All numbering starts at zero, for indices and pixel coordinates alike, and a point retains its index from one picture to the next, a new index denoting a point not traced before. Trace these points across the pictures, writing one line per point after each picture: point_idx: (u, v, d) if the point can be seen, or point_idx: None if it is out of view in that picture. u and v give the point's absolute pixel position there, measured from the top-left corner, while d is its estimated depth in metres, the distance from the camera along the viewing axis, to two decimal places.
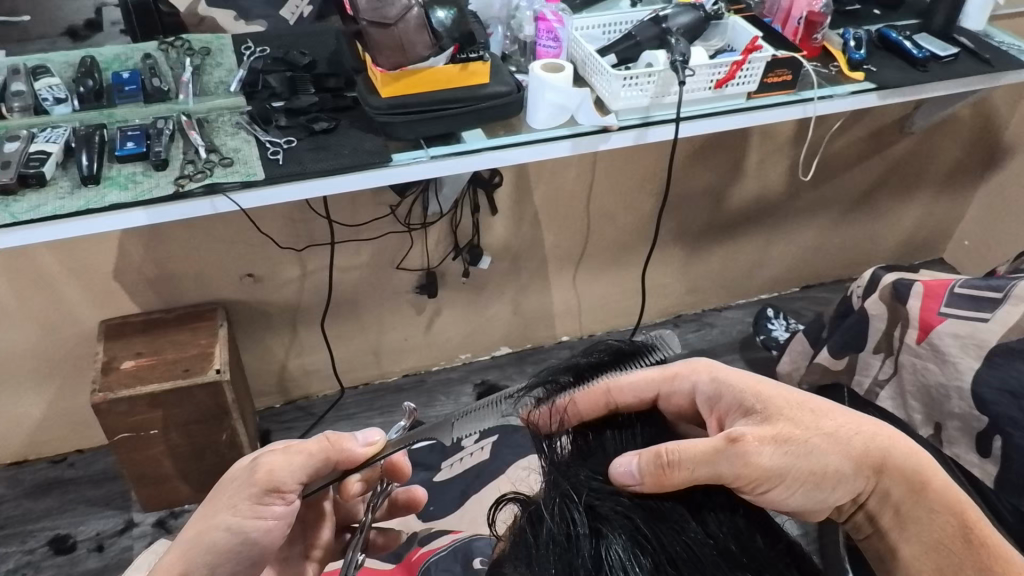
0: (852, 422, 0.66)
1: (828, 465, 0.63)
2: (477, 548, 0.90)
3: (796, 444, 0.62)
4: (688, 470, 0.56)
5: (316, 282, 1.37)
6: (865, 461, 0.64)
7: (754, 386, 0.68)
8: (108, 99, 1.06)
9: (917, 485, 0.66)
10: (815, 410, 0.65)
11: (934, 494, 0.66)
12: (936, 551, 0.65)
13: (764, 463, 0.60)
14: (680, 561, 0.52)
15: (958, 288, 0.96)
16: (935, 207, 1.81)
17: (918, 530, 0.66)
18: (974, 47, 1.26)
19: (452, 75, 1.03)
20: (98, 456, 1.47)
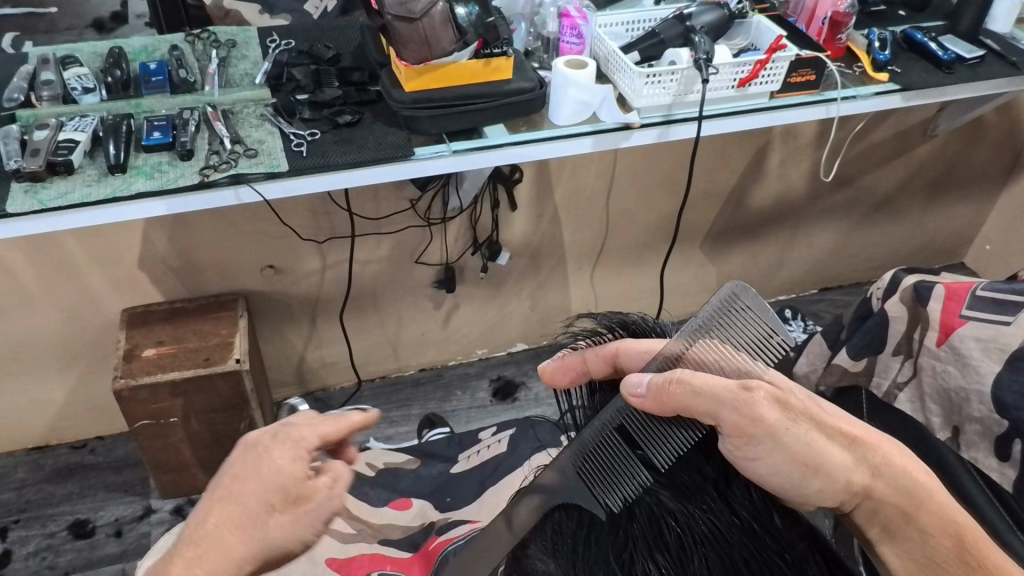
0: (850, 421, 0.62)
1: (827, 456, 0.58)
2: None
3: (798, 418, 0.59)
4: (691, 390, 0.58)
5: (336, 275, 1.38)
6: (862, 459, 0.60)
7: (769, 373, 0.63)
8: (136, 90, 1.06)
9: (912, 499, 0.60)
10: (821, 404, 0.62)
11: (933, 509, 0.60)
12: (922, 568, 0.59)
13: (764, 419, 0.58)
14: (707, 539, 0.59)
15: (980, 291, 0.96)
16: (958, 211, 1.79)
17: (909, 549, 0.60)
18: (1001, 50, 1.26)
19: (475, 70, 1.04)
20: (119, 443, 1.49)
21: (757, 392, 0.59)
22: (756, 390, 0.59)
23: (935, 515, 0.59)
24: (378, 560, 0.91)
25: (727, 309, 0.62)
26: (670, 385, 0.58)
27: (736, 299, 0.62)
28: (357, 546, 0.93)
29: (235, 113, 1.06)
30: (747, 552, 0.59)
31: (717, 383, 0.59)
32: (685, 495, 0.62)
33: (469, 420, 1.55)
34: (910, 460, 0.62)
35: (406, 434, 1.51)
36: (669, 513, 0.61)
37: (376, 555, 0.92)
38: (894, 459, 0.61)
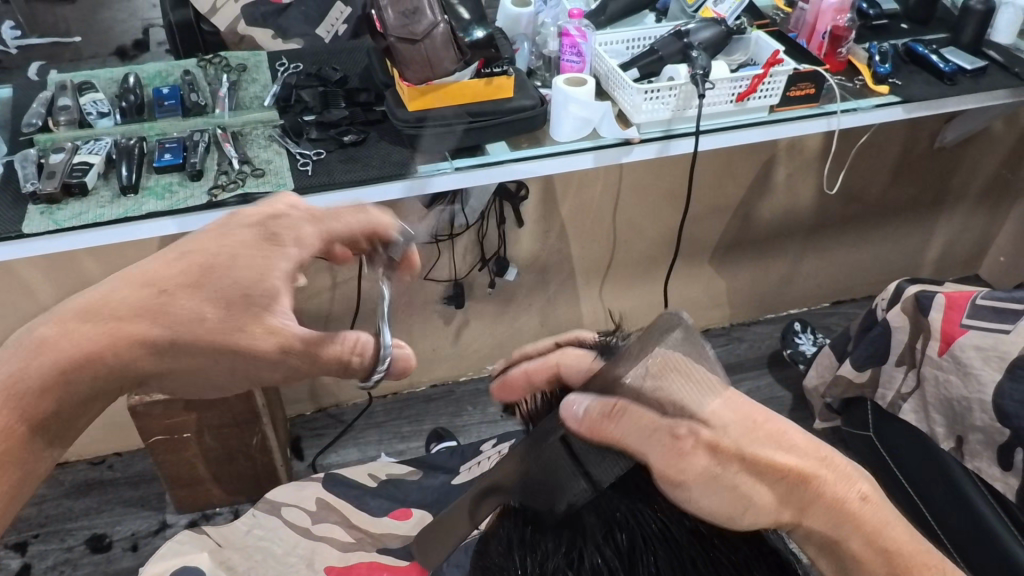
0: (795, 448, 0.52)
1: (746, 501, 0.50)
2: None
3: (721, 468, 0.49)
4: (619, 431, 0.49)
5: (346, 291, 1.41)
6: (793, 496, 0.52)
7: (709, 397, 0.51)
8: (149, 113, 1.10)
9: (841, 526, 0.54)
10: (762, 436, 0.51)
11: (863, 534, 0.54)
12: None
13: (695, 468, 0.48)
14: (653, 539, 0.55)
15: (980, 300, 0.94)
16: (971, 223, 1.78)
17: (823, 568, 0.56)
18: (1004, 61, 1.26)
19: (478, 90, 1.06)
20: (136, 459, 1.52)
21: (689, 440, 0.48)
22: (688, 438, 0.48)
23: (865, 539, 0.54)
24: (376, 567, 0.92)
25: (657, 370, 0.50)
26: (606, 419, 0.50)
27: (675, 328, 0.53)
28: (357, 554, 0.96)
29: (245, 134, 1.10)
30: (698, 554, 0.55)
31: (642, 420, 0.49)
32: (633, 496, 0.55)
33: (479, 435, 1.55)
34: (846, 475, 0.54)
35: (417, 449, 1.52)
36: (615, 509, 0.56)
37: (374, 562, 0.93)
38: (830, 485, 0.53)
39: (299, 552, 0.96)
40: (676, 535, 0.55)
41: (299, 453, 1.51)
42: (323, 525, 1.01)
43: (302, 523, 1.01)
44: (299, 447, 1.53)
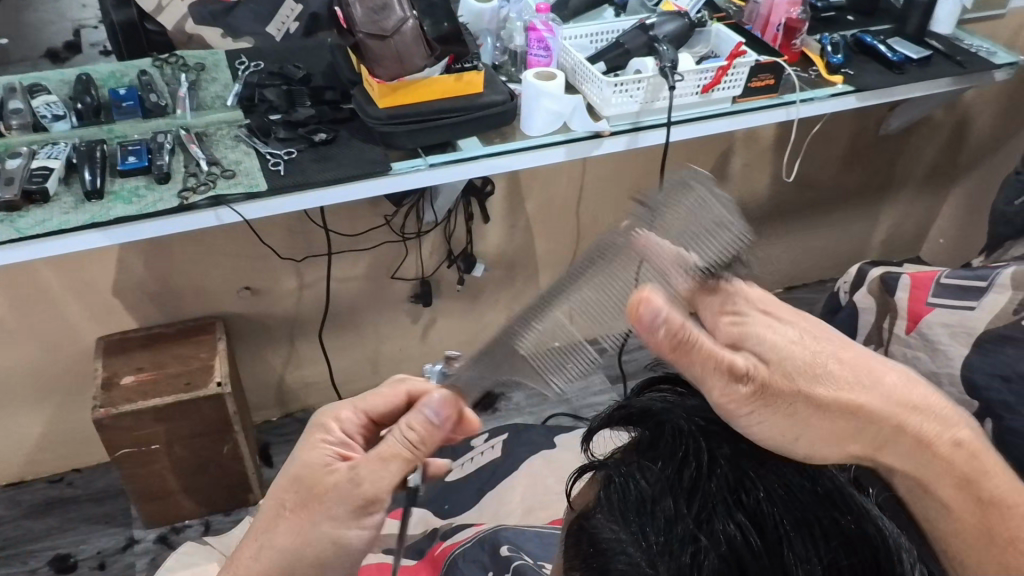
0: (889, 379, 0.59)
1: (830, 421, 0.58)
2: (503, 537, 0.96)
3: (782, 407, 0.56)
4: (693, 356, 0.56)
5: (314, 293, 1.39)
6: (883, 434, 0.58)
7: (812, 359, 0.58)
8: (107, 115, 1.07)
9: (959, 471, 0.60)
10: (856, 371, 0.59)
11: (987, 486, 0.59)
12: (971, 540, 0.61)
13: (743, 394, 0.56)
14: (777, 496, 0.55)
15: (945, 280, 1.01)
16: (912, 208, 1.86)
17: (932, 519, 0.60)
18: (946, 50, 1.31)
19: (448, 86, 1.06)
20: (97, 475, 1.47)
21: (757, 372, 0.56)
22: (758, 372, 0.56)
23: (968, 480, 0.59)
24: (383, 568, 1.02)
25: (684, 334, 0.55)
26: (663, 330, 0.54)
27: (732, 223, 0.53)
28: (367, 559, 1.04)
29: (209, 135, 1.07)
30: (819, 510, 0.54)
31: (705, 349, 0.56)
32: (752, 456, 0.57)
33: None
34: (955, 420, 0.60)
35: None
36: (745, 476, 0.56)
37: (382, 564, 1.03)
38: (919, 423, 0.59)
39: None
40: (798, 494, 0.55)
41: (268, 459, 1.49)
42: None
43: None
44: (268, 453, 1.50)
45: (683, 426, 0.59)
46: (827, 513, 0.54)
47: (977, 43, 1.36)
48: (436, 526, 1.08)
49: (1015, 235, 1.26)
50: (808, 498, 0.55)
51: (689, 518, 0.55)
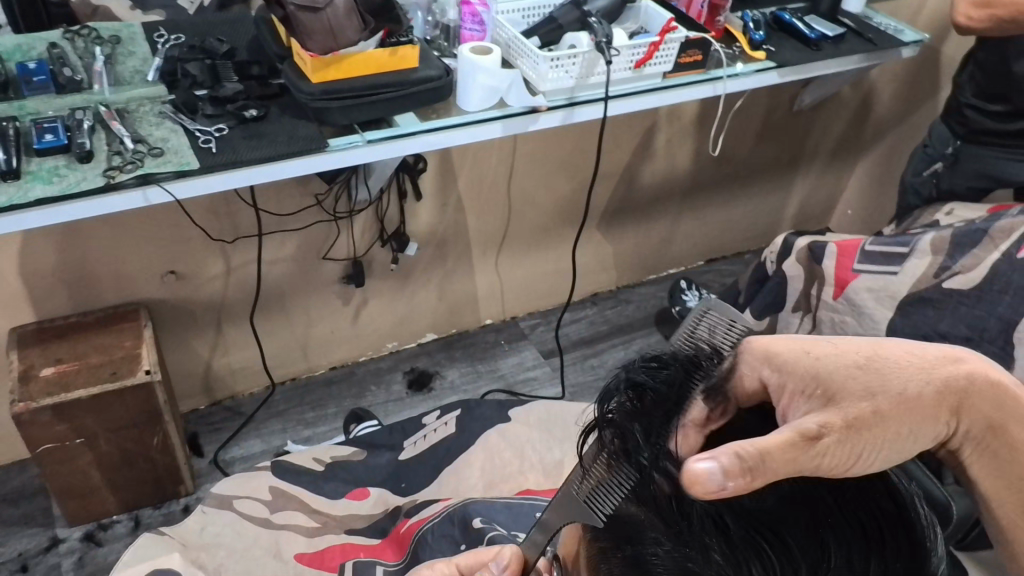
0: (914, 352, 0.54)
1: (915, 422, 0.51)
2: (472, 511, 1.01)
3: (868, 422, 0.49)
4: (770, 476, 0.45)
5: (243, 276, 1.35)
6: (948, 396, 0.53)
7: (869, 358, 0.53)
8: (16, 91, 1.00)
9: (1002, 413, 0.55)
10: (881, 370, 0.52)
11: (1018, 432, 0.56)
12: (1008, 483, 0.58)
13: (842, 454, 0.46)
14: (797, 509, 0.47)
15: (868, 247, 1.06)
16: (822, 181, 1.94)
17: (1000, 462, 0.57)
18: (857, 28, 1.37)
19: (381, 60, 1.04)
20: (11, 474, 1.39)
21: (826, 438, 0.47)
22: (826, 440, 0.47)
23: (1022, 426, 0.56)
24: (350, 550, 1.02)
25: (729, 455, 0.45)
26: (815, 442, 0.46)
27: None
28: (325, 539, 1.03)
29: (131, 112, 1.02)
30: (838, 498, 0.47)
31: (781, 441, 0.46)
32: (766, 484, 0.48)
33: (386, 413, 1.54)
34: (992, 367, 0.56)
35: (326, 433, 1.49)
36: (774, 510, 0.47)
37: (346, 545, 1.03)
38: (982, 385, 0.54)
39: (262, 545, 1.01)
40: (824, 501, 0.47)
41: (198, 449, 1.44)
42: (282, 513, 1.05)
43: (260, 513, 1.04)
44: (197, 443, 1.45)
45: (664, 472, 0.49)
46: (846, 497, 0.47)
47: (884, 21, 1.43)
48: (398, 505, 1.11)
49: (924, 203, 1.33)
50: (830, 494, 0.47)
51: (675, 481, 0.49)
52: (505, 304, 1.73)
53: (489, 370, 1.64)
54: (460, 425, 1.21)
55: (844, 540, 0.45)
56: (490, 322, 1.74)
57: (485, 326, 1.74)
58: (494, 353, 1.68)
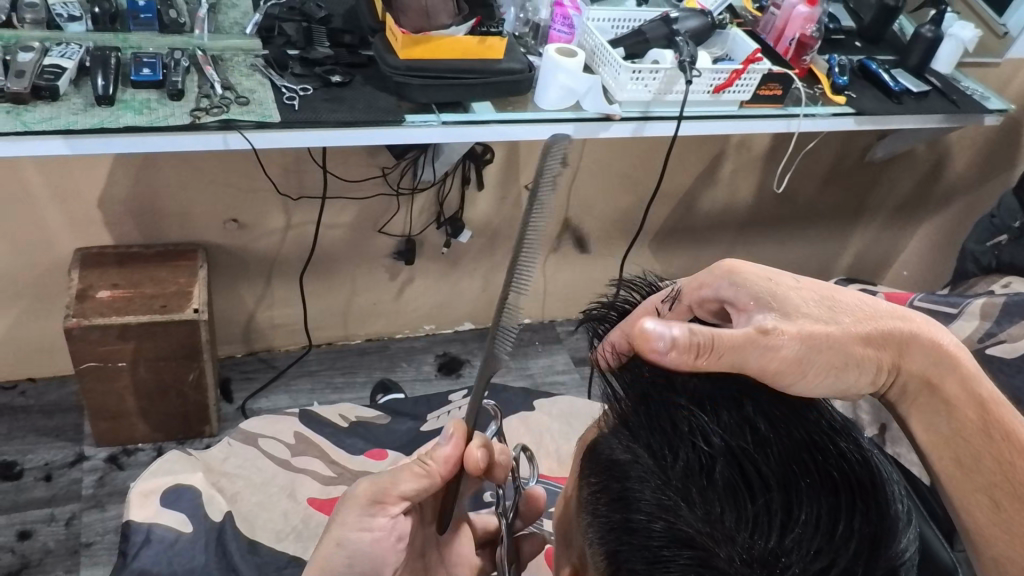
0: (868, 307, 0.63)
1: (854, 353, 0.60)
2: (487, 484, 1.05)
3: (820, 338, 0.59)
4: (715, 359, 0.54)
5: (299, 234, 1.39)
6: (890, 340, 0.62)
7: (829, 296, 0.63)
8: (122, 25, 1.05)
9: (939, 368, 0.62)
10: (837, 305, 0.63)
11: (950, 388, 0.62)
12: (948, 441, 0.62)
13: (788, 354, 0.57)
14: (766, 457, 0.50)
15: (917, 302, 1.06)
16: (881, 237, 1.92)
17: (934, 422, 0.63)
18: (943, 88, 1.36)
19: (469, 47, 1.06)
20: (51, 387, 1.44)
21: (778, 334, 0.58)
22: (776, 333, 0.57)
23: (960, 383, 0.62)
24: None
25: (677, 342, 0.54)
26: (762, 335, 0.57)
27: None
28: (339, 488, 1.08)
29: (225, 60, 1.06)
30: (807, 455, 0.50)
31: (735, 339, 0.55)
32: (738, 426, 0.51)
33: (413, 390, 1.57)
34: (938, 330, 0.65)
35: (352, 400, 1.52)
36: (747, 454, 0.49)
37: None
38: (921, 337, 0.63)
39: (279, 482, 1.07)
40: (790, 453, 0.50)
41: (228, 394, 1.49)
42: (302, 458, 1.11)
43: (282, 454, 1.10)
44: (227, 388, 1.50)
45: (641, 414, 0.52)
46: (813, 455, 0.50)
47: (971, 86, 1.42)
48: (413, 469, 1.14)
49: (981, 272, 1.31)
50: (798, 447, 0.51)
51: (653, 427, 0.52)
52: (545, 305, 1.75)
53: (519, 367, 1.66)
54: (483, 410, 1.23)
55: (817, 496, 0.48)
56: (528, 321, 1.76)
57: (521, 324, 1.76)
58: (527, 351, 1.70)
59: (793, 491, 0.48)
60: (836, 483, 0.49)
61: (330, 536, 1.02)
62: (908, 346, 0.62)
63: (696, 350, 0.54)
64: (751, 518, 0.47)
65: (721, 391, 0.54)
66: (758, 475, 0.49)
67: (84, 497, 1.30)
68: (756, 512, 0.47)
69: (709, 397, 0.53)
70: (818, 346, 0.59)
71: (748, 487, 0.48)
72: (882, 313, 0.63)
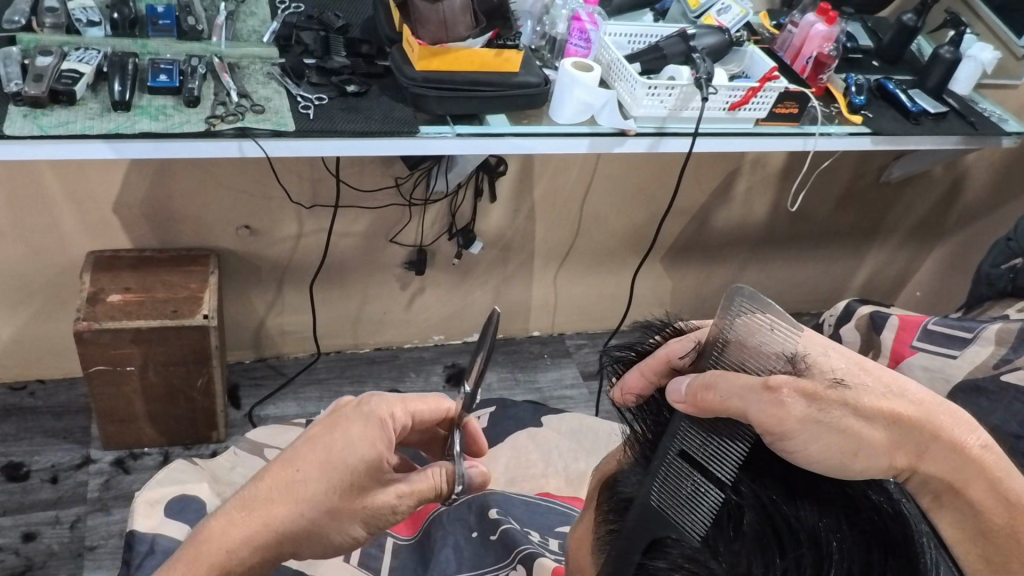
0: (897, 395, 0.56)
1: (864, 436, 0.53)
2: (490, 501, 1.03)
3: (825, 412, 0.53)
4: (720, 397, 0.54)
5: (312, 243, 1.39)
6: (909, 434, 0.54)
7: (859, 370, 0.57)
8: (141, 30, 1.06)
9: (964, 469, 0.55)
10: (868, 376, 0.57)
11: (973, 493, 0.55)
12: (972, 537, 0.56)
13: (793, 415, 0.52)
14: (793, 518, 0.54)
15: (931, 326, 1.04)
16: (896, 257, 1.91)
17: (960, 521, 0.56)
18: (961, 110, 1.35)
19: (486, 59, 1.06)
20: (60, 389, 1.45)
21: (786, 390, 0.52)
22: (784, 387, 0.52)
23: (987, 487, 0.55)
24: None
25: (697, 377, 0.56)
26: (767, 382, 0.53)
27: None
28: None
29: (242, 67, 1.07)
30: (844, 508, 0.54)
31: (747, 379, 0.53)
32: (762, 484, 0.56)
33: None
34: (966, 424, 0.57)
35: None
36: (776, 514, 0.55)
37: None
38: (947, 430, 0.56)
39: None
40: (820, 509, 0.54)
41: (236, 400, 1.48)
42: None
43: None
44: (235, 394, 1.50)
45: (673, 465, 0.59)
46: (848, 510, 0.54)
47: (989, 107, 1.41)
48: None
49: (996, 296, 1.30)
50: (834, 507, 0.54)
51: (679, 479, 0.59)
52: (556, 319, 1.74)
53: (527, 381, 1.65)
54: (492, 424, 1.23)
55: (849, 550, 0.52)
56: (537, 333, 1.75)
57: (531, 337, 1.75)
58: (536, 364, 1.69)
59: (823, 546, 0.53)
60: (869, 537, 0.53)
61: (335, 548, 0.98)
62: (931, 445, 0.54)
63: (704, 385, 0.55)
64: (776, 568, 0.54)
65: (737, 453, 0.57)
66: (787, 528, 0.54)
67: (89, 500, 1.30)
68: (784, 565, 0.54)
69: (732, 457, 0.57)
70: (826, 423, 0.52)
71: (772, 540, 0.55)
72: (904, 399, 0.56)
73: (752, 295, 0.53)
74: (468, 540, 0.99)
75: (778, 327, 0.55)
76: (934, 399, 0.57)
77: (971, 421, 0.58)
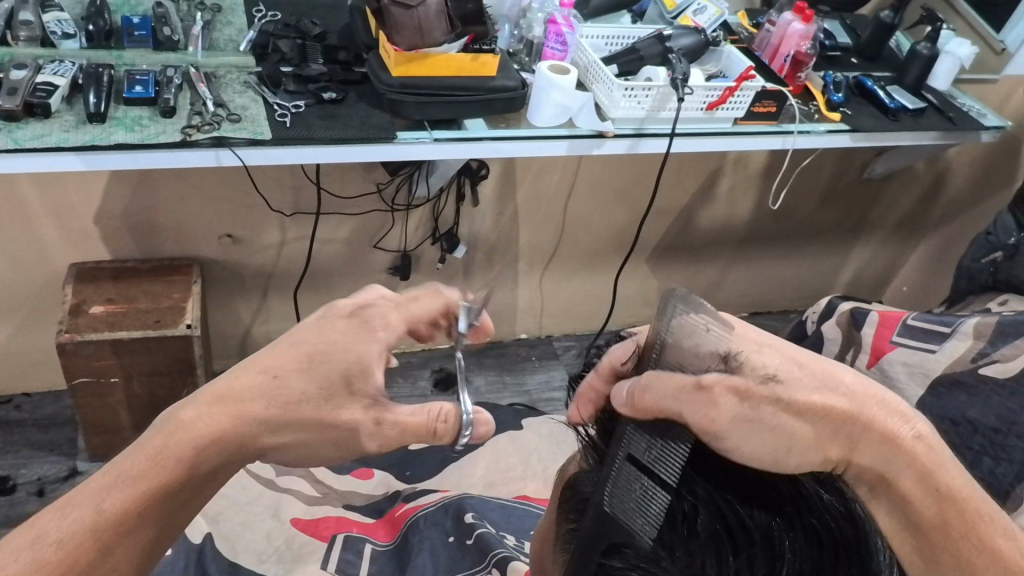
0: (830, 387, 0.56)
1: (796, 430, 0.53)
2: (466, 505, 1.05)
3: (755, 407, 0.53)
4: (656, 399, 0.52)
5: (295, 250, 1.39)
6: (839, 428, 0.55)
7: (795, 361, 0.58)
8: (117, 41, 1.06)
9: (896, 461, 0.55)
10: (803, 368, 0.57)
11: (902, 486, 0.55)
12: (907, 531, 0.56)
13: (724, 415, 0.52)
14: (743, 520, 0.53)
15: (911, 321, 1.05)
16: (881, 253, 1.92)
17: (894, 513, 0.56)
18: (940, 105, 1.36)
19: (463, 64, 1.06)
20: (46, 401, 1.44)
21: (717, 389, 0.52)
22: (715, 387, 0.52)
23: (918, 479, 0.55)
24: (344, 522, 1.07)
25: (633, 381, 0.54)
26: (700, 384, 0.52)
27: None
28: (323, 509, 1.09)
29: (218, 77, 1.07)
30: (795, 511, 0.53)
31: (679, 380, 0.52)
32: (711, 489, 0.54)
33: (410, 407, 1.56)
34: (900, 416, 0.57)
35: None
36: (726, 517, 0.53)
37: (342, 518, 1.08)
38: (879, 421, 0.56)
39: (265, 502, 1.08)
40: (769, 510, 0.53)
41: None
42: (286, 478, 1.13)
43: (267, 474, 1.12)
44: None
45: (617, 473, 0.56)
46: (799, 511, 0.53)
47: (968, 102, 1.41)
48: (399, 490, 1.16)
49: (978, 290, 1.31)
50: (785, 509, 0.53)
51: (626, 487, 0.55)
52: (543, 320, 1.74)
53: (516, 384, 1.65)
54: None
55: (800, 551, 0.52)
56: (525, 336, 1.75)
57: (518, 339, 1.75)
58: (524, 367, 1.69)
59: (776, 546, 0.52)
60: (823, 537, 0.52)
61: (314, 555, 1.01)
62: (861, 435, 0.55)
63: (641, 386, 0.53)
64: (728, 569, 0.53)
65: (681, 451, 0.55)
66: (740, 528, 0.53)
67: None
68: (737, 566, 0.53)
69: (676, 457, 0.55)
70: (758, 422, 0.53)
71: (725, 543, 0.53)
72: (837, 392, 0.56)
73: (686, 295, 0.52)
74: (445, 544, 1.00)
75: (710, 326, 0.54)
76: (866, 389, 0.58)
77: (907, 411, 0.58)
